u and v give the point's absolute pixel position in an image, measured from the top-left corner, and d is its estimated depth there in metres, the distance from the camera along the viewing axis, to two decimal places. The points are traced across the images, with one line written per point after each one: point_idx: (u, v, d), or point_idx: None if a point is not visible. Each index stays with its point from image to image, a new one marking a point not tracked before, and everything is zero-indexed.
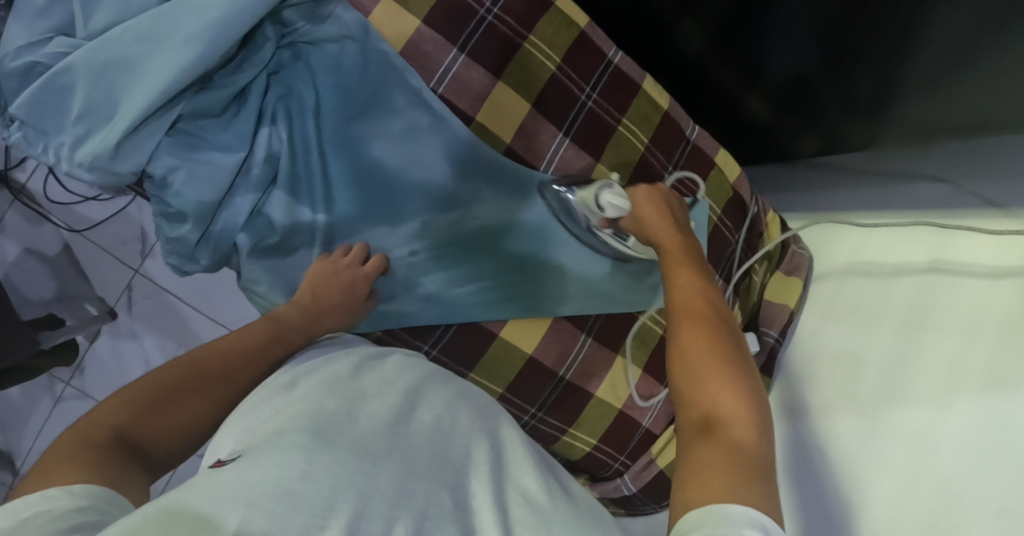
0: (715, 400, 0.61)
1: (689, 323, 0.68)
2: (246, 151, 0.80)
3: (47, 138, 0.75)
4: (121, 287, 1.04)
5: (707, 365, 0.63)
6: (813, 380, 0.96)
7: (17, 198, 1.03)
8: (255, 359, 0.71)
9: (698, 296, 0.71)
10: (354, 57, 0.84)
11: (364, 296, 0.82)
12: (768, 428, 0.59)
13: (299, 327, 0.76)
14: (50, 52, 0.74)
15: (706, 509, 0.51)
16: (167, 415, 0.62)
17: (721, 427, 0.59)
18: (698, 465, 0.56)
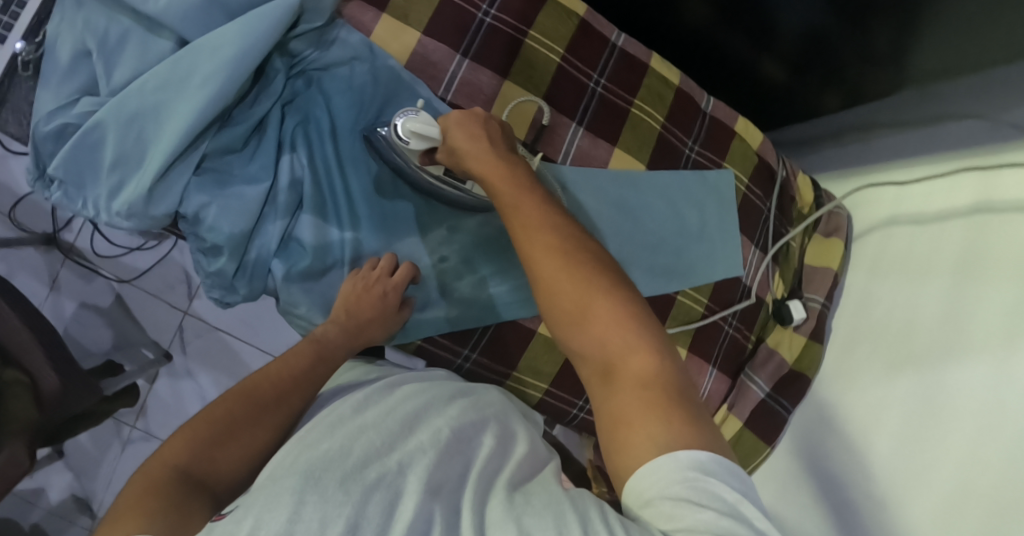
0: (602, 338, 0.62)
1: (544, 261, 0.65)
2: (271, 180, 0.83)
3: (86, 193, 0.79)
4: (173, 329, 1.08)
5: (600, 308, 0.63)
6: (869, 342, 0.94)
7: (68, 257, 1.05)
8: (303, 383, 0.74)
9: (541, 233, 0.66)
10: (364, 77, 0.85)
11: (397, 309, 0.83)
12: (658, 342, 0.62)
13: (339, 346, 0.79)
14: (79, 112, 0.78)
15: (643, 471, 0.56)
16: (227, 449, 0.65)
17: (621, 372, 0.61)
18: (614, 419, 0.60)
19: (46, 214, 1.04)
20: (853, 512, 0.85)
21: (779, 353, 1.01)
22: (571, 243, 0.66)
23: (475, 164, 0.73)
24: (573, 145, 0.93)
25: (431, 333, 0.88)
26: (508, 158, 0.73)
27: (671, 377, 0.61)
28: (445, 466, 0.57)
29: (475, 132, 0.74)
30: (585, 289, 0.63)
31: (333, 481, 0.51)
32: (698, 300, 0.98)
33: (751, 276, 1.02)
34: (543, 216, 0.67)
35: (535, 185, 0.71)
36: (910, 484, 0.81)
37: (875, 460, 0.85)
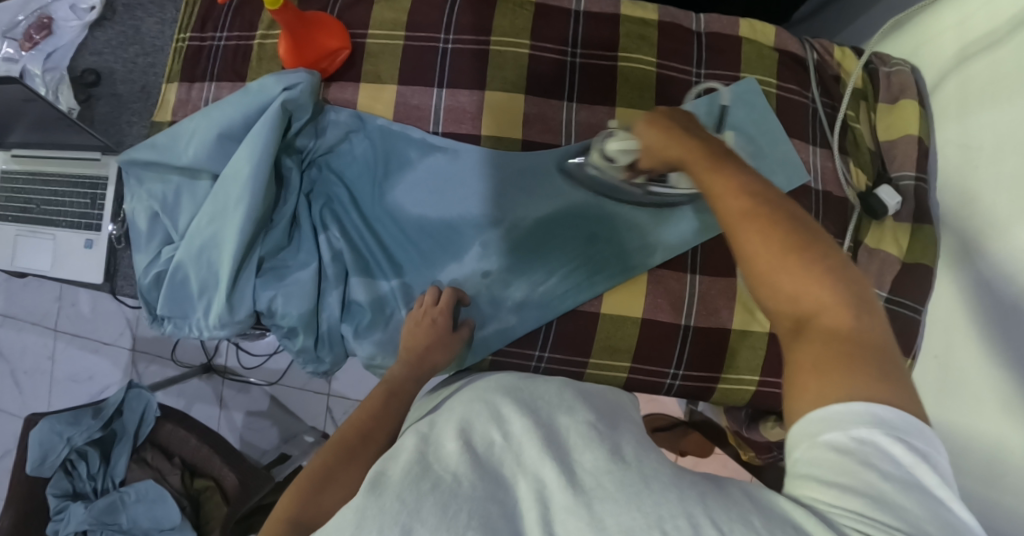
0: (798, 291, 0.57)
1: (749, 237, 0.58)
2: (318, 260, 0.92)
3: (189, 319, 0.93)
4: (323, 412, 1.21)
5: (786, 264, 0.57)
6: (985, 193, 0.80)
7: (225, 376, 1.23)
8: (385, 417, 0.77)
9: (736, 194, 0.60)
10: (363, 145, 0.94)
11: (450, 329, 0.87)
12: (863, 301, 0.56)
13: (407, 377, 0.82)
14: (164, 259, 0.93)
15: (816, 417, 0.53)
16: (330, 492, 0.67)
17: (819, 325, 0.56)
18: (801, 373, 0.55)
19: (199, 348, 1.24)
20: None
21: (883, 251, 0.89)
22: (769, 199, 0.60)
23: (675, 154, 0.67)
24: (572, 121, 0.92)
25: (498, 346, 0.91)
26: (699, 140, 0.66)
27: (868, 334, 0.55)
28: (497, 462, 0.55)
29: (662, 124, 0.69)
30: (785, 256, 0.57)
31: (393, 487, 0.51)
32: None
33: (820, 178, 0.91)
34: (737, 183, 0.61)
35: (730, 156, 0.64)
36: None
37: None
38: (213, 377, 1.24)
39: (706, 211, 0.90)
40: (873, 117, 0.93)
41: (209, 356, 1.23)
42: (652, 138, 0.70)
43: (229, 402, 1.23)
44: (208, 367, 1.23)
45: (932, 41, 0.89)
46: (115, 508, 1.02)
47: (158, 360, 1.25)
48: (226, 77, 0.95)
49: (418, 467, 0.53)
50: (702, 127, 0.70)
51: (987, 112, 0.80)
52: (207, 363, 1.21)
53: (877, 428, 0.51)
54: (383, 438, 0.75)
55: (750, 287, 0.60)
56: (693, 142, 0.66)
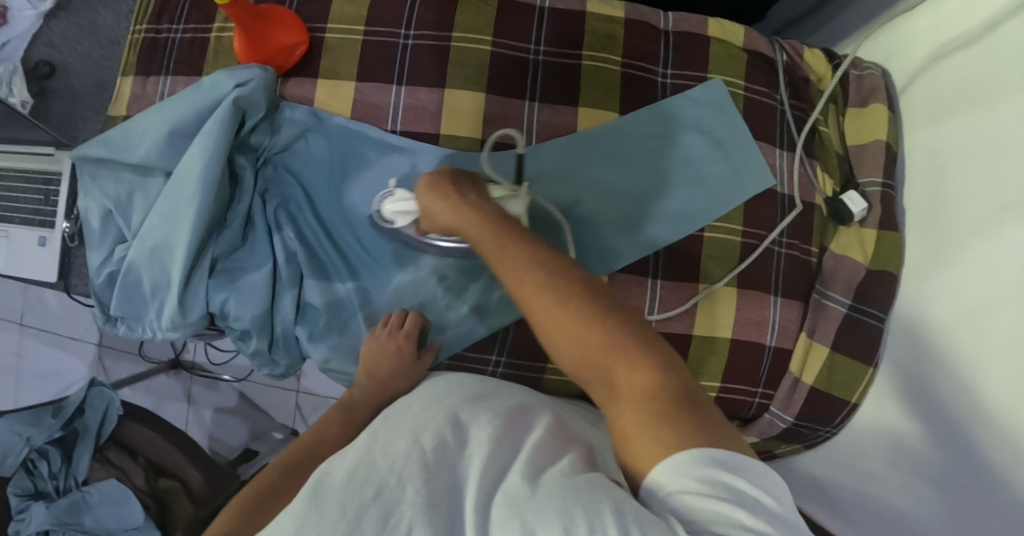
0: (606, 356, 0.56)
1: (535, 306, 0.58)
2: (272, 262, 0.91)
3: (143, 320, 0.92)
4: (292, 409, 1.21)
5: (588, 331, 0.56)
6: (954, 201, 0.79)
7: (193, 373, 1.22)
8: (337, 443, 0.78)
9: (512, 267, 0.61)
10: (320, 144, 0.92)
11: (414, 361, 0.85)
12: (671, 358, 0.56)
13: (367, 402, 0.83)
14: (117, 259, 0.91)
15: (653, 478, 0.51)
16: (272, 509, 0.68)
17: (624, 389, 0.55)
18: (626, 434, 0.54)
19: (166, 344, 1.23)
20: (982, 420, 0.69)
21: (849, 257, 0.87)
22: (535, 267, 0.60)
23: (453, 223, 0.69)
24: (534, 121, 0.90)
25: (456, 350, 0.90)
26: (470, 208, 0.68)
27: (679, 389, 0.54)
28: (446, 465, 0.55)
29: (441, 192, 0.71)
30: (578, 323, 0.57)
31: (333, 494, 0.51)
32: (733, 229, 0.88)
33: (786, 183, 0.89)
34: (520, 255, 0.61)
35: (504, 225, 0.65)
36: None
37: (1002, 339, 0.69)
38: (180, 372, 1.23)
39: (669, 216, 0.89)
40: (842, 121, 0.91)
41: (176, 352, 1.22)
42: (469, 200, 0.69)
43: (196, 398, 1.22)
44: (175, 363, 1.21)
45: (904, 44, 0.87)
46: (78, 509, 1.01)
47: (125, 355, 1.23)
48: (181, 71, 0.93)
49: (364, 469, 0.53)
50: (480, 189, 0.72)
51: (960, 119, 0.79)
52: (174, 360, 1.19)
53: (725, 469, 0.50)
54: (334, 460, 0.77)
55: (552, 351, 0.59)
56: (473, 208, 0.68)
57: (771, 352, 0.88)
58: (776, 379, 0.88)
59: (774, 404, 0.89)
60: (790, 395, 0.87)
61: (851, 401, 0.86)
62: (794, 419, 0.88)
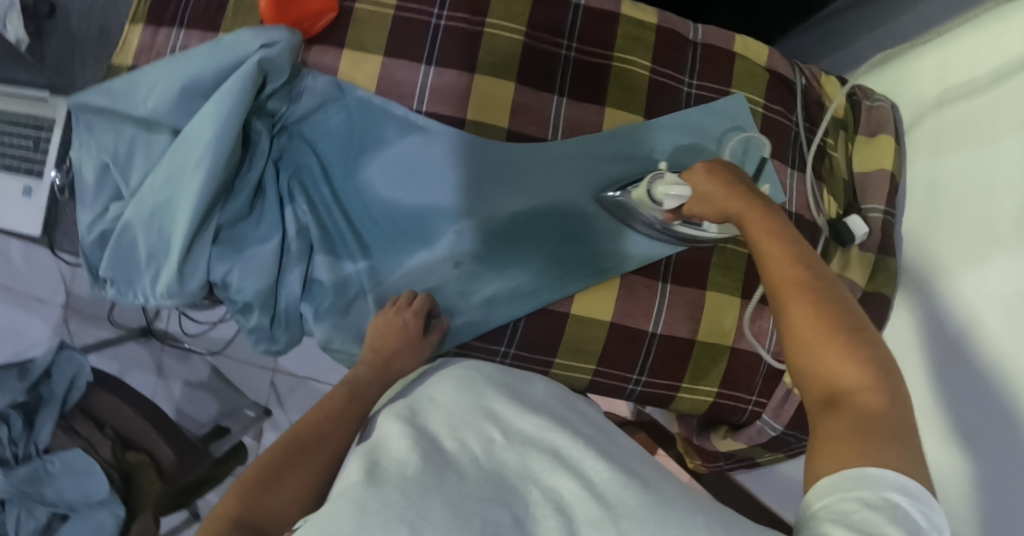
0: (835, 371, 0.60)
1: (800, 310, 0.62)
2: (281, 234, 0.88)
3: (134, 285, 0.88)
4: (267, 387, 1.17)
5: (825, 347, 0.60)
6: (947, 233, 0.83)
7: (165, 342, 1.17)
8: (342, 422, 0.72)
9: (790, 267, 0.65)
10: (339, 116, 0.89)
11: (418, 333, 0.83)
12: (894, 382, 0.59)
13: (371, 383, 0.78)
14: (111, 218, 0.86)
15: (843, 477, 0.53)
16: (278, 492, 0.63)
17: (851, 403, 0.58)
18: (824, 439, 0.57)
19: (138, 310, 1.17)
20: (982, 435, 0.74)
21: (849, 277, 0.90)
22: (822, 273, 0.64)
23: (730, 206, 0.73)
24: (560, 116, 0.90)
25: (465, 339, 0.89)
26: (752, 203, 0.71)
27: (902, 422, 0.57)
28: (499, 463, 0.57)
29: (720, 176, 0.76)
30: (825, 335, 0.61)
31: (398, 481, 0.51)
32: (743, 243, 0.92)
33: (794, 200, 0.92)
34: (792, 254, 0.66)
35: (782, 219, 0.70)
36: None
37: (993, 365, 0.74)
38: (151, 341, 1.17)
39: None
40: (851, 147, 0.95)
41: (148, 319, 1.16)
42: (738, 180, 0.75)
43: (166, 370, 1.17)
44: (147, 331, 1.15)
45: (912, 81, 0.92)
46: (37, 478, 0.94)
47: (91, 320, 1.16)
48: (196, 25, 0.88)
49: (425, 466, 0.53)
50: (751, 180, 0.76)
51: (958, 156, 0.83)
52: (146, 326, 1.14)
53: (900, 492, 0.52)
54: (342, 437, 0.71)
55: (792, 364, 0.63)
56: (743, 196, 0.72)
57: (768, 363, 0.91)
58: (770, 390, 0.91)
59: (765, 413, 0.92)
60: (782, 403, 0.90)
61: None
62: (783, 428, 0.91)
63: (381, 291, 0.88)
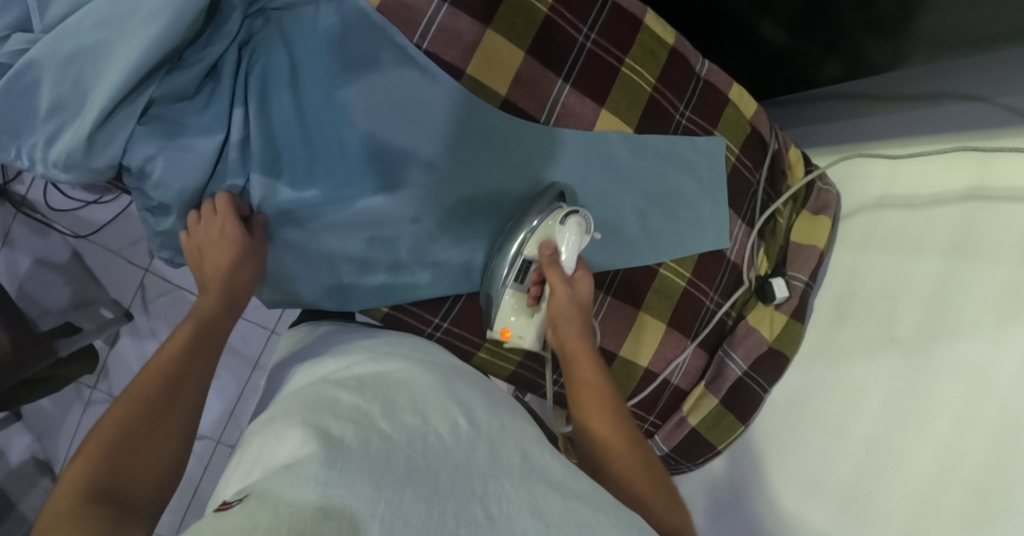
0: (637, 482, 0.69)
1: (590, 406, 0.74)
2: (225, 134, 0.76)
3: (20, 140, 0.71)
4: (133, 287, 1.07)
5: (626, 457, 0.70)
6: (847, 322, 0.95)
7: (19, 209, 1.03)
8: (203, 356, 0.66)
9: (586, 368, 0.77)
10: (332, 19, 0.78)
11: (238, 228, 0.73)
12: (671, 492, 0.71)
13: (225, 318, 0.71)
14: (10, 51, 0.69)
15: None
16: (141, 455, 0.57)
17: (654, 512, 0.68)
18: None
19: None
20: (820, 505, 0.88)
21: (759, 331, 0.98)
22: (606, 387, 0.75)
23: (559, 311, 0.79)
24: (558, 102, 0.87)
25: (400, 298, 0.84)
26: (576, 308, 0.80)
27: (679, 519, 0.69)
28: (469, 443, 0.58)
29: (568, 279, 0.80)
30: (623, 444, 0.71)
31: (361, 463, 0.50)
32: (682, 275, 0.95)
33: (735, 251, 0.99)
34: (594, 371, 0.76)
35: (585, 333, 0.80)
36: (904, 468, 0.82)
37: (858, 441, 0.87)
38: (3, 204, 1.03)
39: (636, 244, 0.92)
40: (794, 218, 1.03)
41: (6, 179, 1.03)
42: (580, 296, 0.81)
43: (16, 240, 1.04)
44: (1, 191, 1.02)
45: (861, 176, 1.01)
46: None
47: None
48: None
49: (388, 446, 0.53)
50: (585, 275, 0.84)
51: (882, 257, 0.93)
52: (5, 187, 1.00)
53: None
54: (201, 384, 0.65)
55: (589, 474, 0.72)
56: (576, 310, 0.80)
57: (671, 389, 0.98)
58: (667, 412, 0.98)
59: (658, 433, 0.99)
60: (674, 429, 0.98)
61: (716, 448, 0.97)
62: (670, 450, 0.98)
63: (312, 235, 0.80)
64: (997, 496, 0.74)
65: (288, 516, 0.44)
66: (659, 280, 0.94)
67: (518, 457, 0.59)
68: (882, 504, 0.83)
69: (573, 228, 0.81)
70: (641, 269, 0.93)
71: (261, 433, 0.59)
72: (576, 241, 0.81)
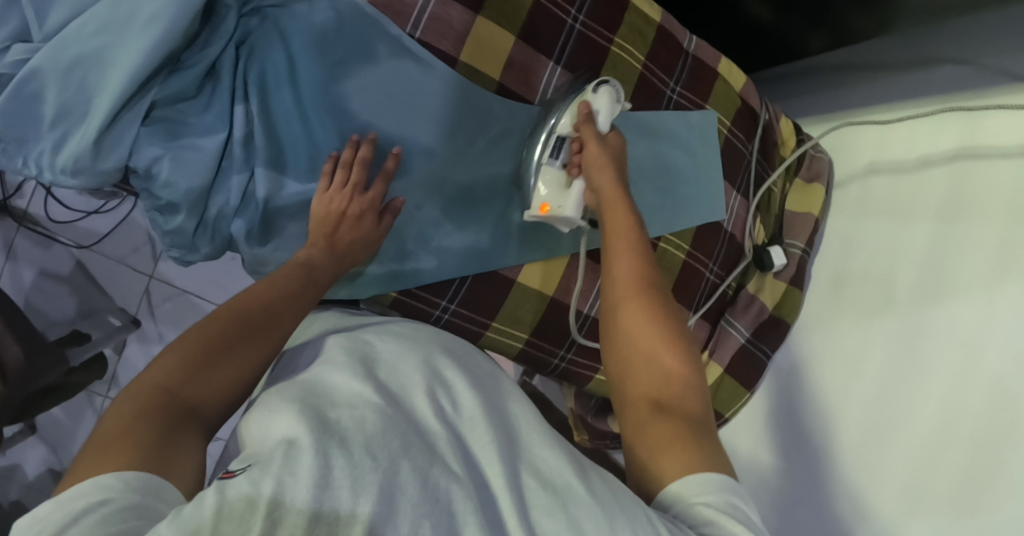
0: (659, 370, 0.66)
1: (635, 311, 0.68)
2: (228, 132, 0.77)
3: (27, 149, 0.72)
4: (139, 293, 1.07)
5: (647, 342, 0.67)
6: (845, 288, 0.98)
7: (22, 224, 1.05)
8: (294, 298, 0.68)
9: (628, 265, 0.71)
10: (326, 13, 0.79)
11: (375, 223, 0.79)
12: (703, 388, 0.66)
13: (328, 269, 0.74)
14: (12, 60, 0.70)
15: (683, 479, 0.57)
16: (220, 368, 0.59)
17: (673, 406, 0.63)
18: (648, 437, 0.62)
19: None
20: (823, 469, 0.90)
21: (760, 299, 1.01)
22: (654, 289, 0.70)
23: (597, 179, 0.79)
24: (551, 84, 0.89)
25: (406, 284, 0.84)
26: (613, 185, 0.78)
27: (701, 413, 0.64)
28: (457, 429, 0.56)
29: (604, 163, 0.79)
30: (649, 324, 0.68)
31: (357, 442, 0.48)
32: (681, 247, 0.97)
33: (732, 221, 1.01)
34: (630, 246, 0.72)
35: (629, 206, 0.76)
36: (903, 426, 0.85)
37: (858, 403, 0.90)
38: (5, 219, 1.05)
39: (635, 218, 0.94)
40: (787, 186, 1.05)
41: (7, 194, 1.04)
42: (613, 150, 0.82)
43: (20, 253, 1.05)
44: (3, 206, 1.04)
45: (850, 143, 1.03)
46: None
47: None
48: None
49: (385, 423, 0.51)
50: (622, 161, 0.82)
51: (873, 223, 0.96)
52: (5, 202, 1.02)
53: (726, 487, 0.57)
54: (288, 322, 0.66)
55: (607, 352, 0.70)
56: (614, 180, 0.78)
57: None
58: None
59: None
60: None
61: (724, 415, 1.00)
62: None
63: None
64: (992, 446, 0.77)
65: (282, 491, 0.43)
66: (661, 254, 0.95)
67: (507, 434, 0.57)
68: (886, 461, 0.85)
69: (607, 95, 0.82)
70: (641, 244, 0.95)
71: (258, 410, 0.56)
72: (610, 107, 0.82)
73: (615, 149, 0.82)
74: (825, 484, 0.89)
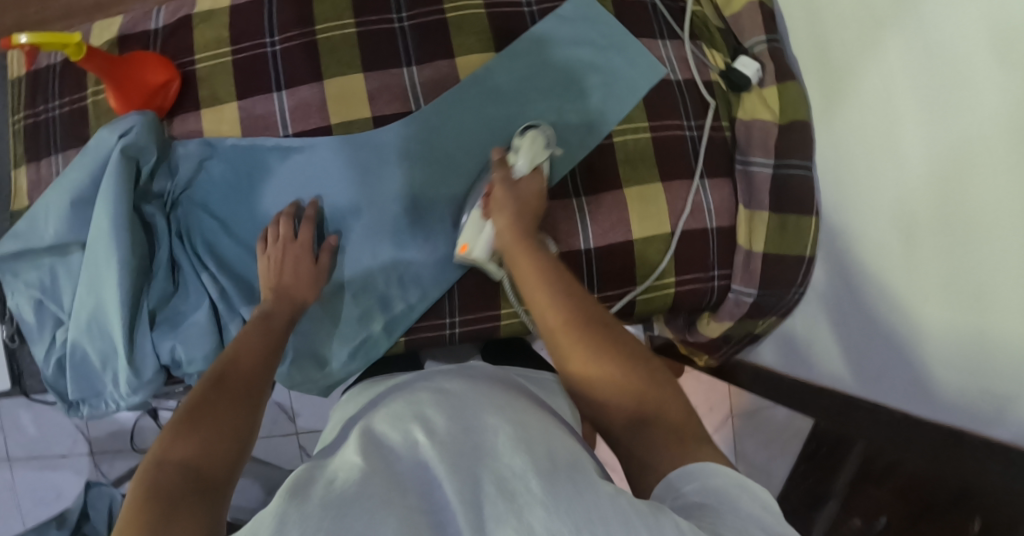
0: (621, 386, 0.62)
1: (562, 337, 0.64)
2: (208, 299, 0.89)
3: (105, 395, 0.92)
4: (296, 451, 1.23)
5: (592, 371, 0.63)
6: (832, 41, 0.81)
7: None
8: (267, 353, 0.73)
9: (592, 365, 0.62)
10: (221, 167, 0.91)
11: (314, 263, 0.85)
12: (672, 391, 0.62)
13: (284, 313, 0.80)
14: (60, 342, 0.90)
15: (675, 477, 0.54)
16: (211, 426, 0.61)
17: (651, 418, 0.60)
18: (650, 462, 0.58)
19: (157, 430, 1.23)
20: (924, 254, 0.70)
21: (759, 119, 0.87)
22: (570, 304, 0.65)
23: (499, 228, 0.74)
24: (416, 84, 0.90)
25: (406, 325, 0.90)
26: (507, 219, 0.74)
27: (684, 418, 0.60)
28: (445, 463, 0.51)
29: (502, 208, 0.75)
30: (584, 345, 0.63)
31: (318, 498, 0.47)
32: (640, 127, 0.89)
33: (677, 68, 0.90)
34: (541, 285, 0.67)
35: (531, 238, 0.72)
36: (971, 142, 0.64)
37: (917, 147, 0.70)
38: None
39: (574, 133, 0.89)
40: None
41: None
42: (525, 194, 0.78)
43: None
44: None
45: None
46: None
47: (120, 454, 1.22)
48: (71, 145, 0.92)
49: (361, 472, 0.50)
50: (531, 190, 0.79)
51: None
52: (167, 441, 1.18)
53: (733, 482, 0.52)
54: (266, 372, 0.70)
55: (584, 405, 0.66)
56: (510, 220, 0.74)
57: (714, 233, 0.88)
58: (726, 258, 0.89)
59: (734, 282, 0.89)
60: (747, 268, 0.88)
61: (806, 252, 0.86)
62: (756, 291, 0.88)
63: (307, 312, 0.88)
64: None
65: None
66: (621, 146, 0.89)
67: (507, 443, 0.52)
68: (980, 200, 0.64)
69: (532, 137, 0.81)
70: (596, 155, 0.88)
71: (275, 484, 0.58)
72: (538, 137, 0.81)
73: (536, 191, 0.78)
74: (939, 274, 0.69)
